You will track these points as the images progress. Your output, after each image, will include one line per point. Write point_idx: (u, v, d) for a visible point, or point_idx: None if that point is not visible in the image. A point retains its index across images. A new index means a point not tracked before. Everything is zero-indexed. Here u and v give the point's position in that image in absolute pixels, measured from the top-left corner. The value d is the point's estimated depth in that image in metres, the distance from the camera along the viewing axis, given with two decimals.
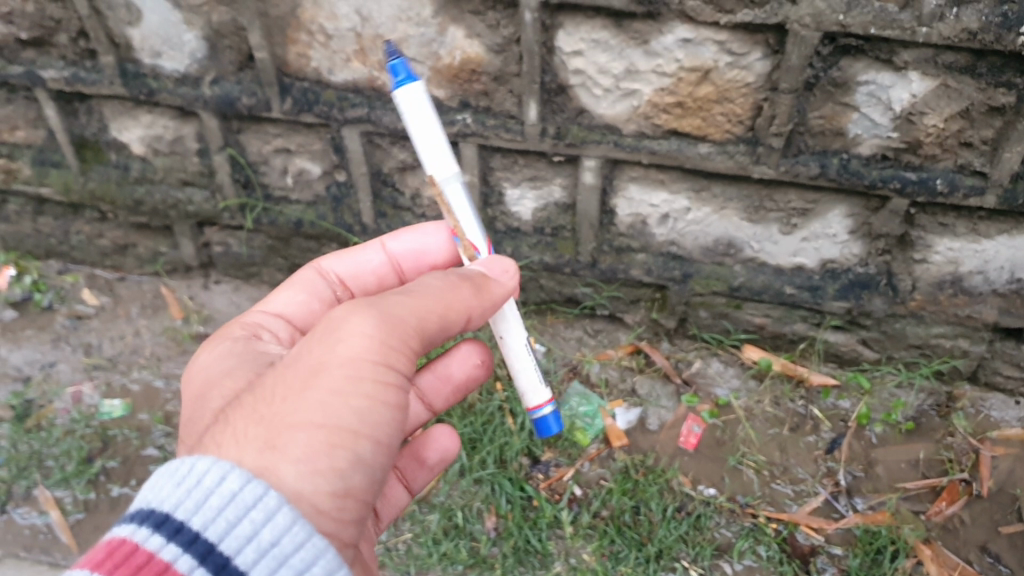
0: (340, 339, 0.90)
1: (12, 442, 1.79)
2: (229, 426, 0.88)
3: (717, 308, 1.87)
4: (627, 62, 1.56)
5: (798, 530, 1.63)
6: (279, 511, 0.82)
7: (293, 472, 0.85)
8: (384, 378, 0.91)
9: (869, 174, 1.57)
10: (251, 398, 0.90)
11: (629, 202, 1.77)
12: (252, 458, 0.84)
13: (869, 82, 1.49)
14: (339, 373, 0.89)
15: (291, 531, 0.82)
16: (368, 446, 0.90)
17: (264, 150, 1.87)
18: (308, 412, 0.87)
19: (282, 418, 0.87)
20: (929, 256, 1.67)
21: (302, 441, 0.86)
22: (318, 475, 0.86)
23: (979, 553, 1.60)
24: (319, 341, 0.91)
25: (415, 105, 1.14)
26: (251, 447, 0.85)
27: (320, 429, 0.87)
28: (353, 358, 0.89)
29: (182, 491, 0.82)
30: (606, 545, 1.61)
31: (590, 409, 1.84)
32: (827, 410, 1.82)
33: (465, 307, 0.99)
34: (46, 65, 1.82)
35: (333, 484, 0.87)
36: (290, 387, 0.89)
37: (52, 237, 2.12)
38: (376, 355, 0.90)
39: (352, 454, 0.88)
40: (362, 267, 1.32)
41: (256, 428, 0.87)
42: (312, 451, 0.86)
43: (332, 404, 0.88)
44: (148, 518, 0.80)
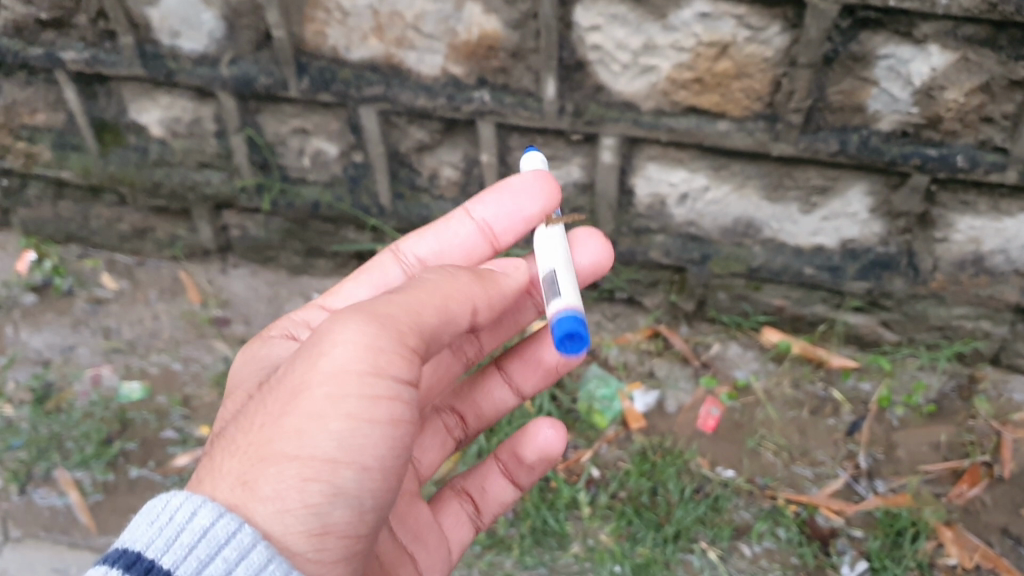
0: (323, 356, 0.89)
1: (33, 424, 1.81)
2: (220, 454, 0.90)
3: (736, 290, 1.85)
4: (645, 36, 1.54)
5: (818, 512, 1.62)
6: (252, 548, 0.82)
7: (263, 510, 0.85)
8: (368, 392, 0.87)
9: (889, 151, 1.54)
10: (244, 422, 0.91)
11: (647, 181, 1.75)
12: (227, 495, 0.86)
13: (889, 56, 1.46)
14: (318, 395, 0.87)
15: (265, 568, 0.82)
16: (352, 475, 0.87)
17: (282, 131, 1.86)
18: (284, 441, 0.87)
19: (262, 449, 0.87)
20: (950, 234, 1.65)
21: (273, 477, 0.86)
22: (292, 513, 0.86)
23: (1001, 536, 1.58)
24: (306, 360, 0.90)
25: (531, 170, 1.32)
26: (227, 484, 0.86)
27: (295, 462, 0.86)
28: (337, 373, 0.87)
29: (154, 529, 0.83)
30: (624, 527, 1.61)
31: (608, 392, 1.83)
32: (847, 393, 1.81)
33: (461, 299, 0.98)
34: (66, 46, 1.82)
35: (310, 523, 0.86)
36: (272, 413, 0.89)
37: (72, 222, 2.14)
38: (360, 367, 0.87)
39: (330, 486, 0.87)
40: (449, 241, 1.33)
41: (236, 462, 0.88)
42: (282, 490, 0.85)
43: (306, 433, 0.86)
44: (119, 558, 0.82)
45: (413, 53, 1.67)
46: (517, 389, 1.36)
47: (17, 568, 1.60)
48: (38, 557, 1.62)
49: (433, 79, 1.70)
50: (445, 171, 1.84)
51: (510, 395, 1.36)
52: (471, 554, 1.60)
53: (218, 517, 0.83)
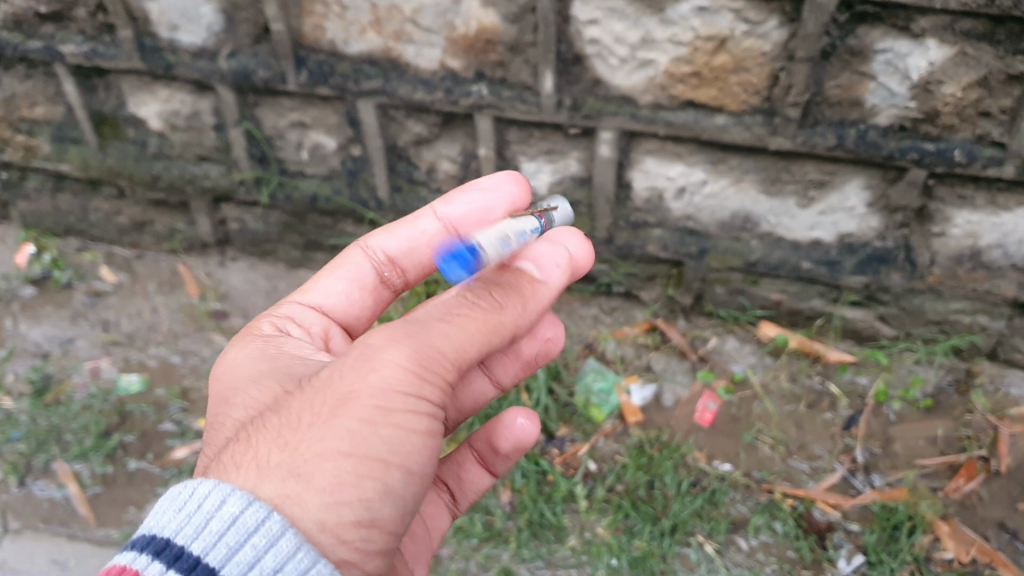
0: (373, 367, 0.86)
1: (32, 417, 1.82)
2: (255, 449, 0.85)
3: (734, 284, 1.86)
4: (643, 31, 1.54)
5: (815, 506, 1.62)
6: (284, 535, 0.79)
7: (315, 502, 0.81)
8: (416, 408, 0.86)
9: (887, 145, 1.54)
10: (279, 422, 0.87)
11: (645, 175, 1.75)
12: (275, 486, 0.81)
13: (887, 50, 1.46)
14: (368, 403, 0.85)
15: (296, 557, 0.79)
16: (399, 477, 0.86)
17: (280, 124, 1.87)
18: (335, 440, 0.83)
19: (308, 446, 0.83)
20: (948, 229, 1.65)
21: (329, 469, 0.82)
22: (345, 505, 0.82)
23: (997, 530, 1.58)
24: (352, 368, 0.87)
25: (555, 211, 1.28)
26: (275, 475, 0.82)
27: (349, 459, 0.83)
28: (386, 387, 0.85)
29: (182, 516, 0.79)
30: (621, 519, 1.61)
31: (606, 386, 1.84)
32: (845, 386, 1.81)
33: (507, 330, 0.94)
34: (65, 39, 1.82)
35: (360, 515, 0.83)
36: (317, 414, 0.85)
37: (71, 215, 2.15)
38: (408, 387, 0.86)
39: (381, 485, 0.85)
40: (415, 237, 1.30)
41: (282, 455, 0.83)
42: (339, 482, 0.82)
43: (361, 434, 0.84)
44: (147, 545, 0.78)
45: (412, 47, 1.67)
46: (495, 381, 1.27)
47: (16, 560, 1.61)
48: (37, 549, 1.63)
49: (431, 72, 1.70)
50: (443, 164, 1.85)
51: (490, 387, 1.27)
52: (468, 546, 1.61)
53: (249, 503, 0.80)
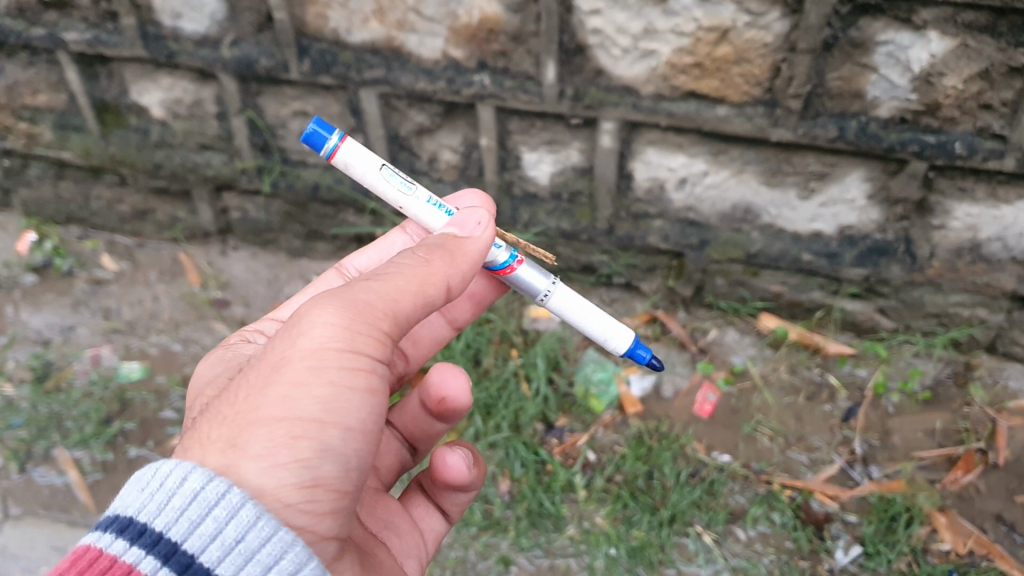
0: (301, 333, 0.88)
1: (32, 403, 1.83)
2: (199, 430, 0.87)
3: (734, 276, 1.86)
4: (646, 21, 1.54)
5: (813, 497, 1.63)
6: (243, 506, 0.80)
7: (254, 468, 0.82)
8: (349, 363, 0.87)
9: (887, 137, 1.55)
10: (221, 401, 0.89)
11: (646, 166, 1.75)
12: (217, 457, 0.83)
13: (888, 42, 1.46)
14: (300, 365, 0.86)
15: (257, 526, 0.80)
16: (338, 434, 0.86)
17: (282, 113, 1.87)
18: (269, 407, 0.85)
19: (246, 416, 0.85)
20: (948, 222, 1.65)
21: (264, 435, 0.83)
22: (282, 468, 0.83)
23: (994, 522, 1.59)
24: (283, 339, 0.89)
25: (567, 300, 1.26)
26: (215, 449, 0.84)
27: (282, 423, 0.84)
28: (315, 348, 0.86)
29: (145, 494, 0.80)
30: (620, 509, 1.62)
31: (605, 376, 1.83)
32: (844, 378, 1.82)
33: (439, 281, 0.97)
34: (68, 27, 1.82)
35: (300, 475, 0.84)
36: (253, 386, 0.87)
37: (72, 203, 2.15)
38: (340, 344, 0.87)
39: (319, 443, 0.85)
40: (385, 253, 1.33)
41: (221, 429, 0.85)
42: (273, 445, 0.83)
43: (293, 396, 0.85)
44: (111, 524, 0.78)
45: (414, 36, 1.67)
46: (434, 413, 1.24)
47: (16, 545, 1.62)
48: (38, 535, 1.64)
49: (433, 62, 1.70)
50: (444, 154, 1.85)
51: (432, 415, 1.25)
52: (467, 535, 1.62)
53: (209, 478, 0.80)
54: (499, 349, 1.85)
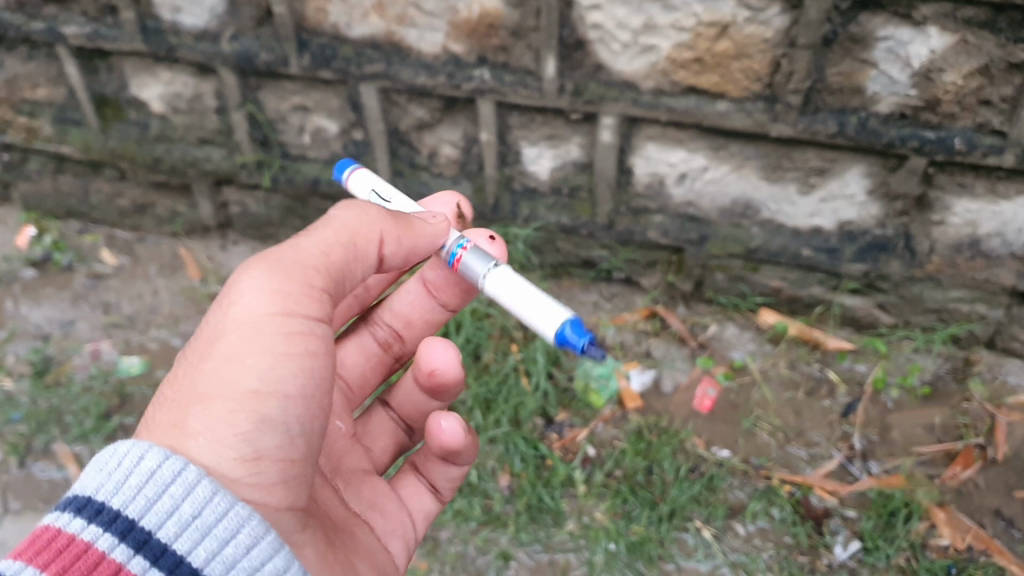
0: (232, 305, 0.93)
1: (32, 398, 1.83)
2: (150, 416, 0.92)
3: (734, 271, 1.86)
4: (645, 16, 1.54)
5: (812, 493, 1.63)
6: (199, 483, 0.84)
7: (197, 444, 0.87)
8: (282, 331, 0.92)
9: (886, 133, 1.54)
10: (168, 386, 0.94)
11: (646, 161, 1.75)
12: (163, 436, 0.88)
13: (888, 38, 1.46)
14: (233, 338, 0.91)
15: (212, 501, 0.85)
16: (278, 405, 0.91)
17: (282, 107, 1.87)
18: (209, 383, 0.90)
19: (188, 395, 0.90)
20: (947, 218, 1.65)
21: (202, 411, 0.88)
22: (224, 442, 0.88)
23: (993, 518, 1.59)
24: (218, 314, 0.95)
25: (506, 285, 1.16)
26: (162, 431, 0.89)
27: (220, 397, 0.89)
28: (248, 319, 0.92)
29: (102, 475, 0.83)
30: (619, 504, 1.62)
31: (605, 371, 1.84)
32: (843, 374, 1.82)
33: (365, 238, 1.03)
34: (67, 21, 1.82)
35: (243, 449, 0.88)
36: (194, 365, 0.92)
37: (72, 197, 2.15)
38: (269, 310, 0.93)
39: (258, 416, 0.89)
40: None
41: (167, 412, 0.90)
42: (213, 420, 0.88)
43: (230, 369, 0.90)
44: (70, 504, 0.81)
45: (414, 31, 1.67)
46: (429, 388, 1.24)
47: (16, 540, 1.62)
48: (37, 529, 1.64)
49: (433, 57, 1.69)
50: (444, 149, 1.85)
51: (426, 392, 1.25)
52: (466, 530, 1.62)
53: (165, 459, 0.84)
54: (499, 343, 1.86)
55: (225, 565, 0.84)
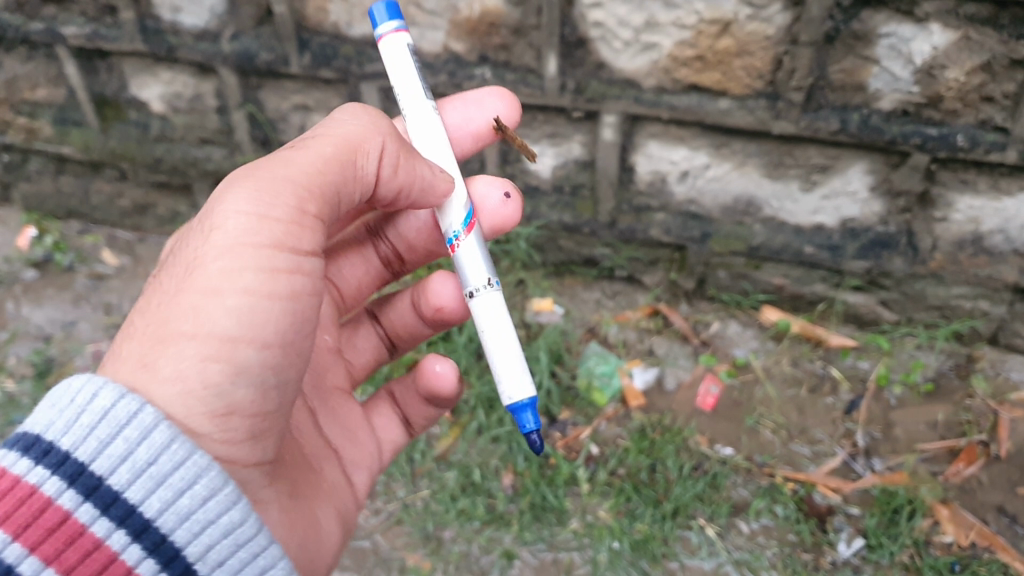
0: (215, 227, 0.87)
1: (34, 400, 1.82)
2: (119, 339, 0.88)
3: (736, 269, 1.86)
4: (647, 14, 1.54)
5: (816, 490, 1.63)
6: (156, 428, 0.79)
7: (166, 391, 0.83)
8: (265, 266, 0.87)
9: (889, 130, 1.54)
10: (142, 305, 0.89)
11: (648, 159, 1.75)
12: (127, 374, 0.83)
13: (890, 34, 1.46)
14: (214, 267, 0.86)
15: (170, 448, 0.79)
16: (252, 351, 0.87)
17: (282, 107, 1.86)
18: (183, 318, 0.85)
19: (159, 329, 0.85)
20: (950, 214, 1.65)
21: (174, 354, 0.83)
22: (194, 390, 0.83)
23: (997, 514, 1.59)
24: (199, 233, 0.89)
25: (485, 317, 1.12)
26: (129, 365, 0.84)
27: (194, 339, 0.84)
28: (230, 246, 0.86)
29: (55, 411, 0.78)
30: (623, 503, 1.62)
31: (607, 369, 1.84)
32: (846, 371, 1.81)
33: (360, 158, 0.97)
34: (67, 21, 1.82)
35: (213, 401, 0.85)
36: (169, 290, 0.87)
37: (73, 197, 2.15)
38: (254, 238, 0.87)
39: (232, 364, 0.85)
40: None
41: (137, 343, 0.85)
42: (185, 364, 0.83)
43: (206, 306, 0.85)
44: (17, 441, 0.76)
45: (414, 30, 1.66)
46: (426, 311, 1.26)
47: None
48: None
49: (435, 55, 1.69)
50: None
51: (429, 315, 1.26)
52: (470, 529, 1.62)
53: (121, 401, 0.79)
54: None
55: (179, 517, 0.79)
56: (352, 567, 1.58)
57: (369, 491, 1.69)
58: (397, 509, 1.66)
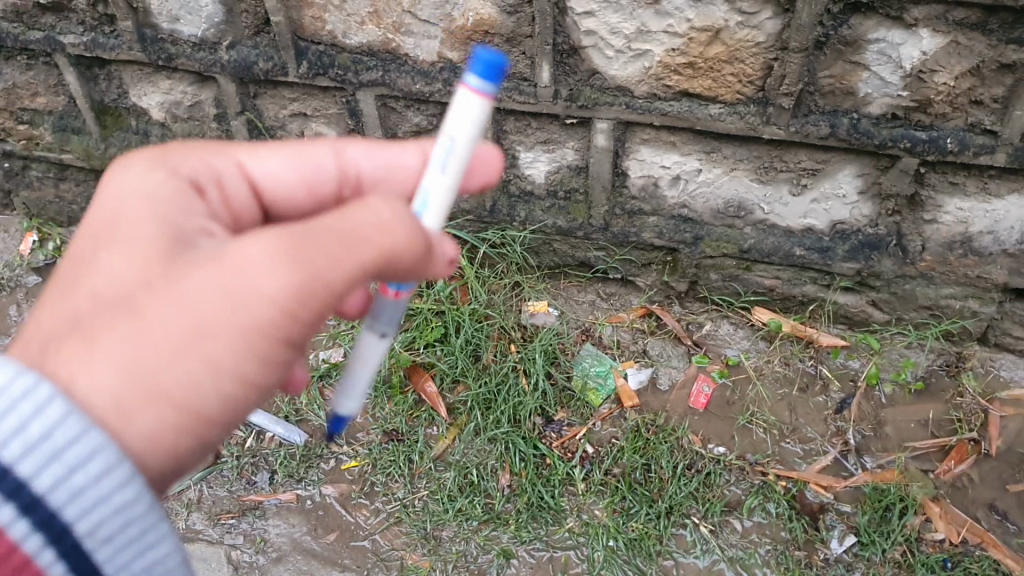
0: (245, 296, 0.82)
1: None
2: (88, 345, 0.80)
3: (728, 271, 1.87)
4: (638, 22, 1.57)
5: (807, 488, 1.66)
6: (84, 433, 0.74)
7: (137, 445, 0.80)
8: (270, 350, 0.85)
9: (879, 134, 1.58)
10: (126, 321, 0.82)
11: (641, 164, 1.78)
12: (98, 413, 0.77)
13: (880, 40, 1.49)
14: (227, 338, 0.82)
15: (96, 455, 0.75)
16: (220, 421, 0.87)
17: (280, 114, 1.89)
18: (176, 376, 0.81)
19: (147, 377, 0.80)
20: (939, 216, 1.68)
21: (152, 415, 0.80)
22: (161, 451, 0.82)
23: (987, 511, 1.62)
24: (221, 287, 0.82)
25: (361, 359, 1.09)
26: (104, 398, 0.78)
27: (175, 405, 0.82)
28: (250, 325, 0.83)
29: None
30: (618, 501, 1.64)
31: (602, 370, 1.86)
32: (836, 370, 1.84)
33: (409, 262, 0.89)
34: (65, 30, 1.85)
35: (171, 460, 0.84)
36: (168, 333, 0.81)
37: (73, 204, 2.17)
38: (275, 326, 0.83)
39: (200, 430, 0.85)
40: (394, 164, 1.11)
41: (119, 378, 0.79)
42: (161, 428, 0.81)
43: (198, 374, 0.82)
44: None
45: (410, 38, 1.69)
46: None
47: None
48: None
49: (430, 63, 1.72)
50: None
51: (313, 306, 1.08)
52: (468, 529, 1.64)
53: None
54: (498, 344, 1.86)
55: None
56: (353, 567, 1.61)
57: (368, 491, 1.72)
58: (397, 510, 1.68)
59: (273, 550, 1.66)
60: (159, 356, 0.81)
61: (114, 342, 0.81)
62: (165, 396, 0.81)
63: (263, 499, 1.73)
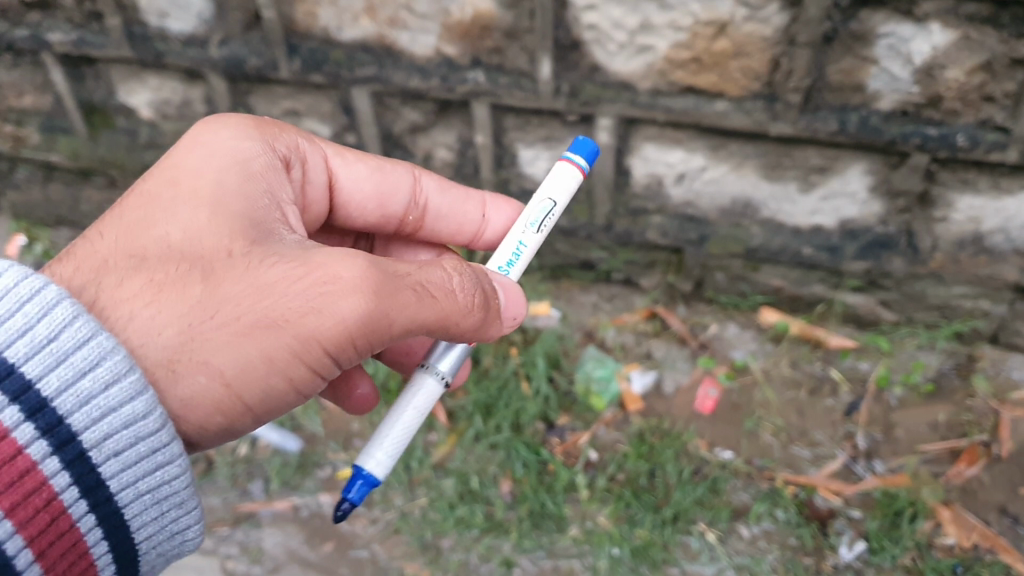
0: (312, 307, 0.93)
1: None
2: (162, 294, 0.96)
3: (734, 271, 1.84)
4: (641, 16, 1.52)
5: (816, 493, 1.62)
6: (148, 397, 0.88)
7: (178, 397, 0.95)
8: (302, 355, 0.96)
9: (889, 130, 1.54)
10: (199, 281, 0.97)
11: (645, 161, 1.73)
12: (156, 362, 0.94)
13: (890, 35, 1.45)
14: (285, 338, 0.94)
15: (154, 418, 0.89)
16: (240, 402, 0.97)
17: (273, 112, 1.84)
18: (225, 350, 0.95)
19: (200, 338, 0.95)
20: (950, 214, 1.64)
21: (196, 381, 0.95)
22: (199, 411, 0.96)
23: (999, 514, 1.58)
24: (295, 285, 0.94)
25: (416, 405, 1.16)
26: (167, 347, 0.94)
27: (219, 377, 0.95)
28: (306, 333, 0.94)
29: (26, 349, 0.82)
30: (623, 509, 1.60)
31: (605, 373, 1.82)
32: (846, 372, 1.80)
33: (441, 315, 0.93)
34: (52, 27, 1.79)
35: (192, 419, 0.96)
36: (230, 312, 0.95)
37: (62, 205, 2.12)
38: (330, 344, 0.95)
39: (236, 404, 0.98)
40: None
41: (178, 334, 0.95)
42: (198, 393, 0.95)
43: (237, 353, 0.95)
44: None
45: (406, 33, 1.64)
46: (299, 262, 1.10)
47: None
48: None
49: (426, 60, 1.67)
50: (439, 152, 1.84)
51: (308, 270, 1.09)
52: (469, 537, 1.60)
53: (34, 292, 0.85)
54: (498, 347, 1.83)
55: (78, 400, 0.84)
56: None
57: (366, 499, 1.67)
58: (395, 518, 1.64)
59: (269, 560, 1.61)
60: (219, 341, 0.94)
61: (180, 299, 0.96)
62: (217, 369, 0.95)
63: (258, 508, 1.68)
